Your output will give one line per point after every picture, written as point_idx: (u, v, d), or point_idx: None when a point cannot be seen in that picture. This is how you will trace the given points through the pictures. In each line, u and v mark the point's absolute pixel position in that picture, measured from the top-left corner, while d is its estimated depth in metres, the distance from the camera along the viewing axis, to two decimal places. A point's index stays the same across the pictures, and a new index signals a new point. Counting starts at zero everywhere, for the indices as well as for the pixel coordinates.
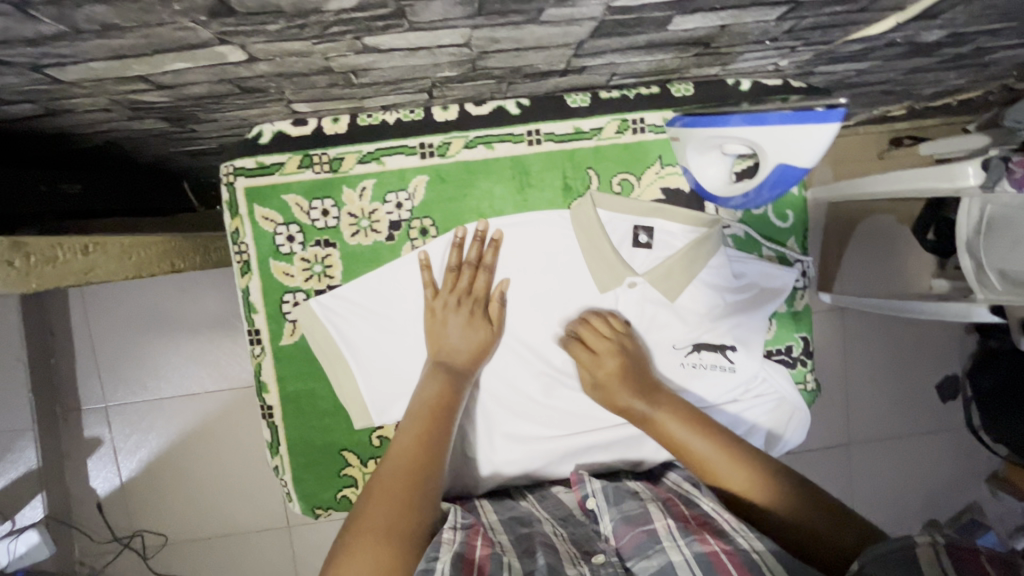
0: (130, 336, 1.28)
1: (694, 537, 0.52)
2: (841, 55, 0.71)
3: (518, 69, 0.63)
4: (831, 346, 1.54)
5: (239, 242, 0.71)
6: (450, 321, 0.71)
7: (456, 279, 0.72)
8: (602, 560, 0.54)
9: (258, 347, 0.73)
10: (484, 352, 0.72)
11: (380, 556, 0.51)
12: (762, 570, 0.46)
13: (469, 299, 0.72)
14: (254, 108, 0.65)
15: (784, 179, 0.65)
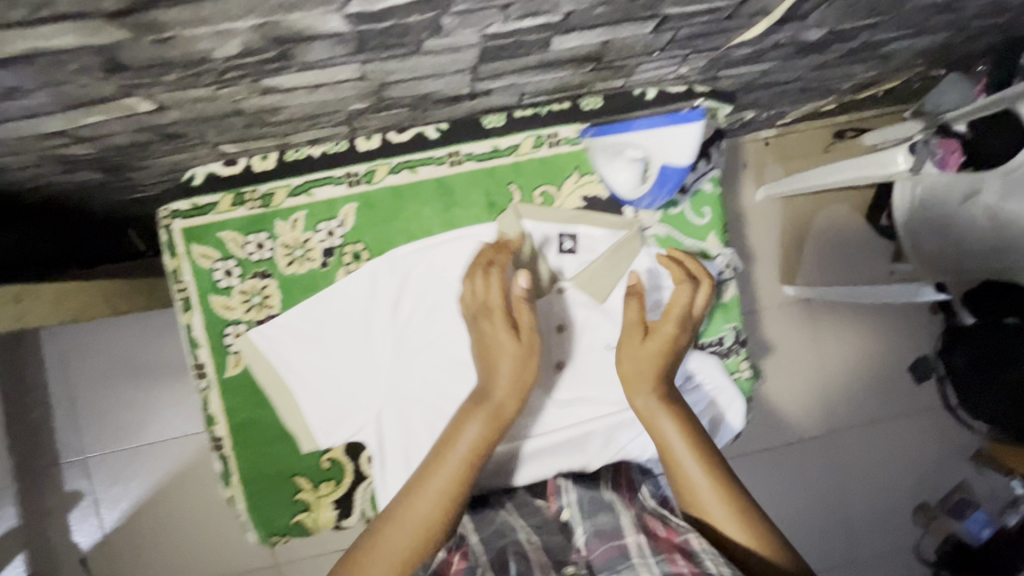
0: (105, 384, 1.28)
1: (663, 557, 0.56)
2: (735, 59, 0.76)
3: (426, 96, 0.67)
4: (802, 338, 1.56)
5: (179, 280, 0.74)
6: (492, 332, 0.66)
7: (477, 285, 0.69)
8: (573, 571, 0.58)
9: (203, 380, 0.75)
10: (527, 372, 0.66)
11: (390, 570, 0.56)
12: None
13: (485, 306, 0.68)
14: (182, 153, 0.69)
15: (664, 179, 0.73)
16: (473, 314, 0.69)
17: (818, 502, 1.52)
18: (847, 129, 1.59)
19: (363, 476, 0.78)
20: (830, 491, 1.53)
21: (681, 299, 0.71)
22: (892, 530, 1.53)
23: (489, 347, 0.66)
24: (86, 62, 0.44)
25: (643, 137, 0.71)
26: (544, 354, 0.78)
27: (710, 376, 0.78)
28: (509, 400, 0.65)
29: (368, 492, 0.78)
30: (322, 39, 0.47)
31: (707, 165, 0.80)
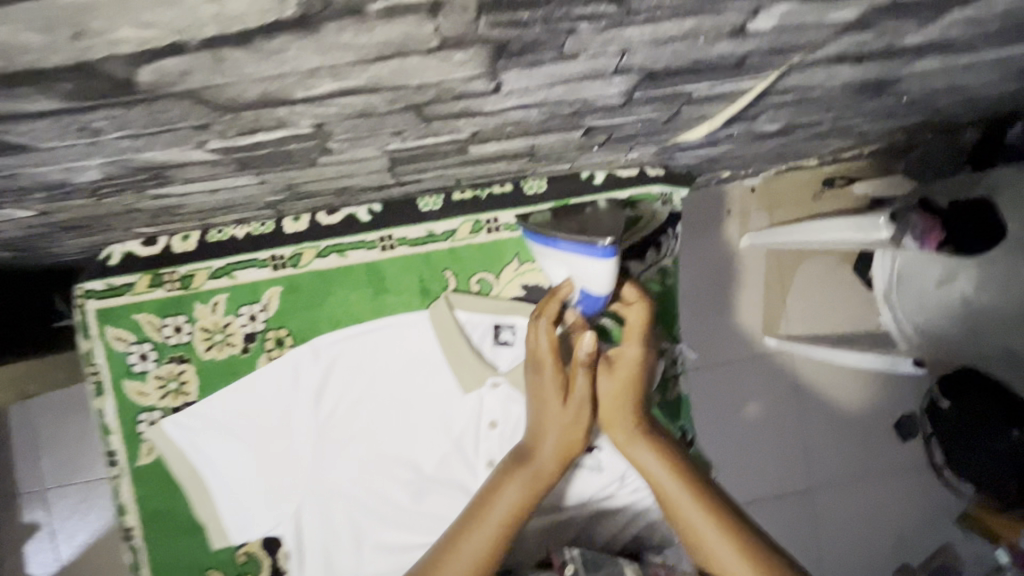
0: None
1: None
2: (688, 146, 0.71)
3: (347, 188, 0.63)
4: (778, 415, 1.32)
5: (92, 363, 0.71)
6: (537, 392, 0.64)
7: (532, 335, 0.65)
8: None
9: (115, 468, 0.71)
10: (573, 442, 0.64)
11: None
12: None
13: (537, 361, 0.64)
14: (93, 238, 0.65)
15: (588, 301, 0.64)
16: (533, 364, 0.65)
17: None
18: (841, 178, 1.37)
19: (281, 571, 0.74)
20: None
21: (634, 317, 0.66)
22: None
23: (537, 408, 0.64)
24: None
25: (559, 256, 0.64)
26: (476, 451, 0.74)
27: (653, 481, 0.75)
28: (551, 468, 0.63)
29: None
30: (195, 164, 0.43)
31: (656, 256, 0.77)
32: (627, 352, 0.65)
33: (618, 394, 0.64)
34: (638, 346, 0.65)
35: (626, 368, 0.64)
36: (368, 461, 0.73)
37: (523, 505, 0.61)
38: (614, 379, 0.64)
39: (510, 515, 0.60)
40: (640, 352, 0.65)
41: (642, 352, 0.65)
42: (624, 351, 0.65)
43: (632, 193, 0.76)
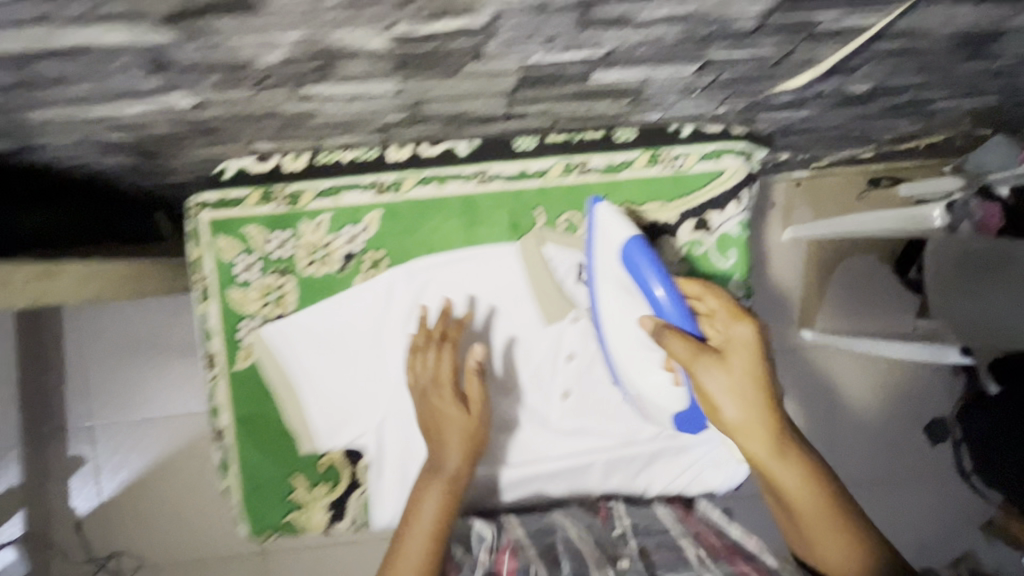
0: (107, 352, 1.32)
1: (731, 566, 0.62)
2: (775, 105, 0.75)
3: (461, 114, 0.67)
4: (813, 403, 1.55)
5: (199, 269, 0.75)
6: (436, 407, 0.73)
7: (422, 360, 0.74)
8: (627, 566, 0.64)
9: (212, 370, 0.76)
10: (472, 439, 0.72)
11: None
12: None
13: (432, 381, 0.73)
14: (216, 147, 0.70)
15: (637, 263, 0.67)
16: (418, 389, 0.74)
17: None
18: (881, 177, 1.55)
19: (357, 484, 0.78)
20: None
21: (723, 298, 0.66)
22: None
23: (438, 419, 0.72)
24: (136, 59, 0.45)
25: (600, 261, 0.72)
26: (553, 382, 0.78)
27: (717, 424, 0.79)
28: (462, 467, 0.71)
29: (362, 500, 0.78)
30: (364, 56, 0.48)
31: (736, 208, 0.79)
32: (739, 333, 0.61)
33: (745, 387, 0.59)
34: (749, 324, 0.62)
35: (744, 356, 0.60)
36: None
37: (448, 503, 0.68)
38: (737, 369, 0.59)
39: (439, 516, 0.67)
40: (756, 329, 0.61)
41: (757, 329, 0.62)
42: (738, 331, 0.61)
43: (718, 146, 0.78)
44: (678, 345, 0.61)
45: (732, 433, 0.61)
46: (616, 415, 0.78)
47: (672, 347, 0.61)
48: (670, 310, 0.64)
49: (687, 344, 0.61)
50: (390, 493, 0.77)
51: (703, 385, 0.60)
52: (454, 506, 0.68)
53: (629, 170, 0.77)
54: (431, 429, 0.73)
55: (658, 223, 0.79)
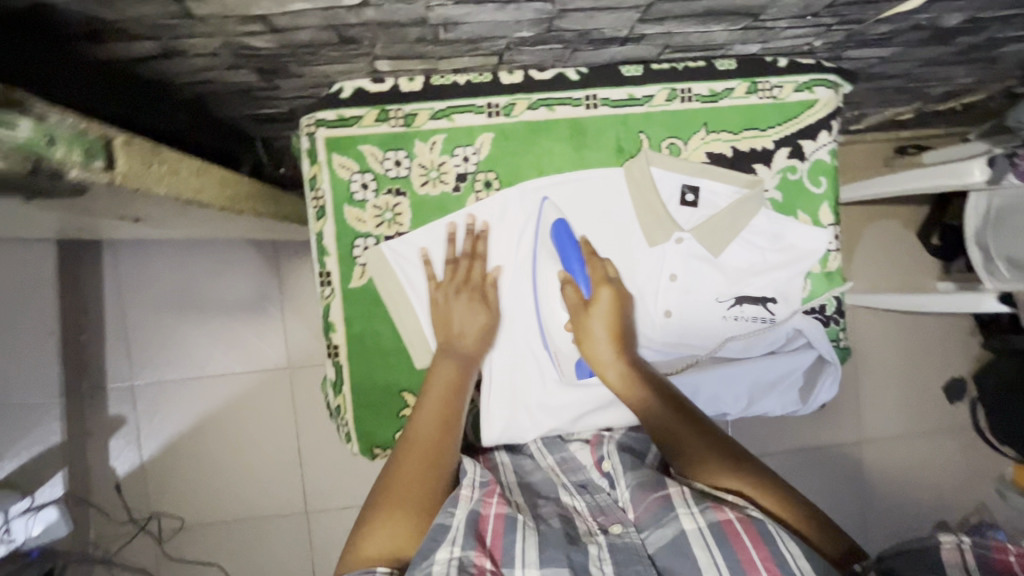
0: (174, 319, 1.56)
1: (707, 506, 0.62)
2: (869, 38, 0.79)
3: (586, 34, 0.70)
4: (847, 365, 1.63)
5: (317, 188, 0.78)
6: (462, 307, 0.78)
7: (453, 270, 0.79)
8: (619, 531, 0.64)
9: (329, 288, 0.79)
10: (489, 334, 0.79)
11: (397, 526, 0.61)
12: (770, 538, 0.57)
13: (467, 288, 0.79)
14: (342, 62, 0.71)
15: (565, 243, 0.79)
16: (443, 294, 0.79)
17: (839, 505, 1.57)
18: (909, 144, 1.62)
19: (468, 400, 0.83)
20: (852, 495, 1.59)
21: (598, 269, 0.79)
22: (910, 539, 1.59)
23: (463, 320, 0.78)
24: None
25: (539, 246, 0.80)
26: (656, 301, 0.83)
27: (815, 341, 0.81)
28: (476, 355, 0.78)
29: (472, 415, 0.83)
30: None
31: (827, 136, 0.84)
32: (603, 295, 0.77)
33: (608, 329, 0.76)
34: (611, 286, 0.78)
35: (606, 308, 0.77)
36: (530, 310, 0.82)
37: (459, 385, 0.75)
38: (599, 317, 0.76)
39: (451, 389, 0.74)
40: (616, 291, 0.78)
41: (617, 292, 0.78)
42: (600, 292, 0.77)
43: (811, 78, 0.82)
44: (570, 288, 0.77)
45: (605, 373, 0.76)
46: (716, 330, 0.83)
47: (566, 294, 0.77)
48: (576, 271, 0.78)
49: (576, 293, 0.77)
50: (500, 404, 0.82)
51: (576, 330, 0.77)
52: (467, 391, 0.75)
53: (729, 98, 0.81)
54: (450, 328, 0.78)
55: (757, 149, 0.83)
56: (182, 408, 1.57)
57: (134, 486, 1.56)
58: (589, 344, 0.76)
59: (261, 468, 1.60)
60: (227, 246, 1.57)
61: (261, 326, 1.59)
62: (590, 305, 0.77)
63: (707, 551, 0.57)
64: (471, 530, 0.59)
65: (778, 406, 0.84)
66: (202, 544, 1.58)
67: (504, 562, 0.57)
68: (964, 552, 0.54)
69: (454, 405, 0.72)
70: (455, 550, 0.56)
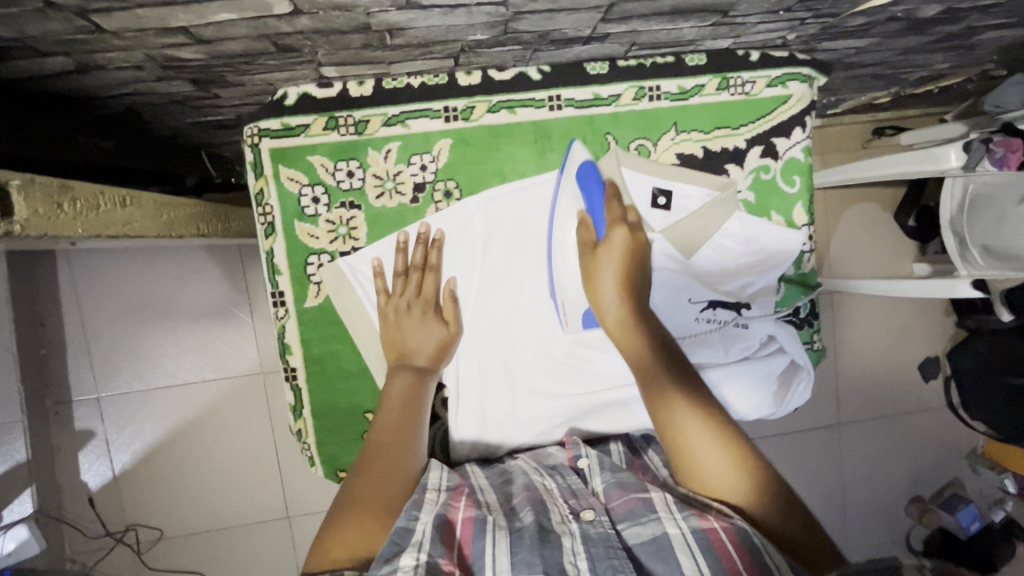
0: (138, 329, 1.52)
1: (690, 513, 0.58)
2: (844, 30, 0.76)
3: (546, 35, 0.65)
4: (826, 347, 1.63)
5: (264, 203, 0.73)
6: (415, 320, 0.74)
7: (404, 283, 0.75)
8: (591, 518, 0.60)
9: (282, 309, 0.75)
10: (447, 347, 0.76)
11: (367, 522, 0.59)
12: (756, 550, 0.54)
13: (420, 300, 0.75)
14: (283, 70, 0.66)
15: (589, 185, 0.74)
16: (394, 308, 0.74)
17: (815, 487, 1.61)
18: (887, 126, 1.59)
19: (437, 416, 0.81)
20: (828, 477, 1.62)
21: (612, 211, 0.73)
22: (884, 517, 1.63)
23: (418, 334, 0.74)
24: None
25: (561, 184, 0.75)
26: None
27: (788, 346, 0.78)
28: (434, 365, 0.75)
29: (441, 432, 0.81)
30: None
31: (802, 134, 0.81)
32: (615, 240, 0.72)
33: (614, 279, 0.71)
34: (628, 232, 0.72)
35: (617, 254, 0.71)
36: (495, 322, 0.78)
37: (417, 391, 0.72)
38: (608, 267, 0.71)
39: (410, 395, 0.71)
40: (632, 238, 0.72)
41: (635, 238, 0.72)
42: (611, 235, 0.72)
43: (786, 72, 0.79)
44: (583, 229, 0.73)
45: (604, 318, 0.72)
46: (688, 334, 0.80)
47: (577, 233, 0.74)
48: (596, 211, 0.73)
49: (590, 234, 0.73)
50: (468, 421, 0.79)
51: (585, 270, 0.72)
52: (427, 397, 0.72)
53: (699, 96, 0.78)
54: (406, 340, 0.74)
55: (728, 150, 0.80)
56: (153, 418, 1.53)
57: (107, 499, 1.53)
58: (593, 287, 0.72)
59: (239, 476, 1.57)
60: (191, 250, 1.50)
61: (232, 332, 1.54)
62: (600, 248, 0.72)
63: (692, 557, 0.54)
64: (438, 535, 0.55)
65: (755, 413, 0.80)
66: (182, 553, 1.56)
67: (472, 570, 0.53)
68: None
69: (414, 410, 0.70)
70: (421, 556, 0.52)
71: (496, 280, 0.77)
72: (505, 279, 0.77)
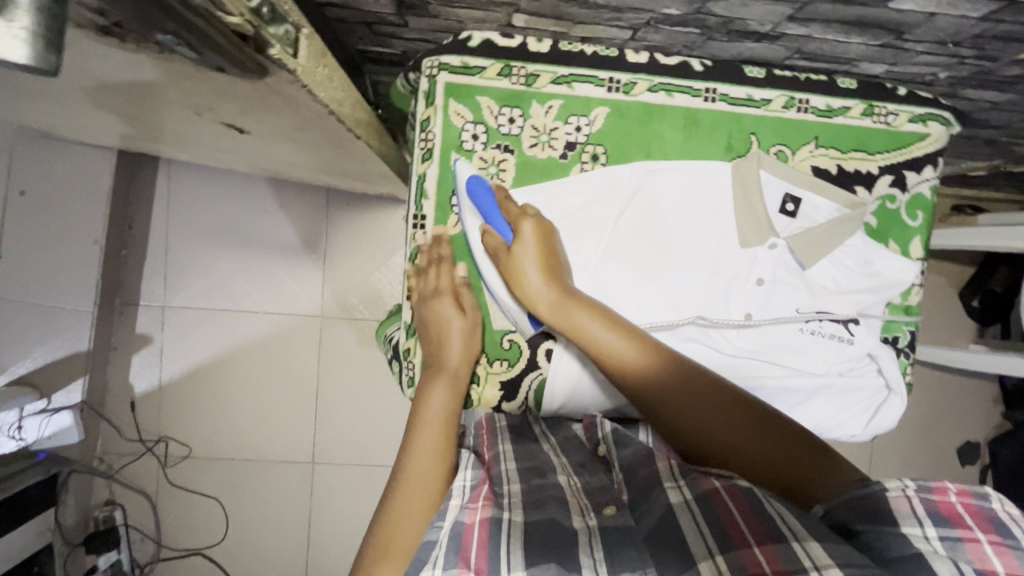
0: (213, 249, 1.56)
1: (695, 479, 0.56)
2: (994, 79, 0.79)
3: (729, 23, 0.69)
4: None
5: (428, 130, 0.79)
6: (439, 311, 0.78)
7: (425, 279, 0.81)
8: (612, 513, 0.58)
9: (421, 232, 0.82)
10: (466, 336, 0.78)
11: (409, 531, 0.58)
12: (759, 500, 0.50)
13: (437, 294, 0.79)
14: (482, 10, 0.71)
15: (479, 194, 0.75)
16: (420, 305, 0.80)
17: None
18: (967, 205, 1.59)
19: (535, 366, 0.83)
20: None
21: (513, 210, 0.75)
22: None
23: (439, 328, 0.78)
24: None
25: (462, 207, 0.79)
26: (739, 302, 0.82)
27: (886, 370, 0.82)
28: (462, 367, 0.77)
29: (537, 381, 0.83)
30: None
31: (932, 172, 0.84)
32: (527, 229, 0.72)
33: (538, 264, 0.71)
34: (533, 222, 0.73)
35: (531, 246, 0.71)
36: (612, 290, 0.79)
37: (451, 401, 0.73)
38: (528, 258, 0.71)
39: (444, 408, 0.72)
40: (539, 227, 0.73)
41: (541, 228, 0.73)
42: (521, 229, 0.72)
43: (928, 111, 0.82)
44: (490, 237, 0.73)
45: (540, 310, 0.70)
46: (795, 343, 0.82)
47: (485, 242, 0.74)
48: (494, 219, 0.74)
49: (499, 238, 0.73)
50: (565, 372, 0.82)
51: (507, 276, 0.72)
52: (456, 408, 0.73)
53: (844, 117, 0.81)
54: (433, 338, 0.78)
55: (861, 172, 0.83)
56: (206, 339, 1.57)
57: (148, 407, 1.57)
58: (520, 282, 0.71)
59: (274, 414, 1.58)
60: (284, 185, 1.56)
61: (299, 271, 1.57)
62: (513, 246, 0.72)
63: (692, 521, 0.51)
64: (455, 545, 0.51)
65: (840, 429, 0.83)
66: (202, 475, 1.57)
67: (489, 571, 0.49)
68: (912, 500, 0.46)
69: (446, 430, 0.70)
70: (436, 573, 0.48)
71: (621, 249, 0.80)
72: (627, 249, 0.80)
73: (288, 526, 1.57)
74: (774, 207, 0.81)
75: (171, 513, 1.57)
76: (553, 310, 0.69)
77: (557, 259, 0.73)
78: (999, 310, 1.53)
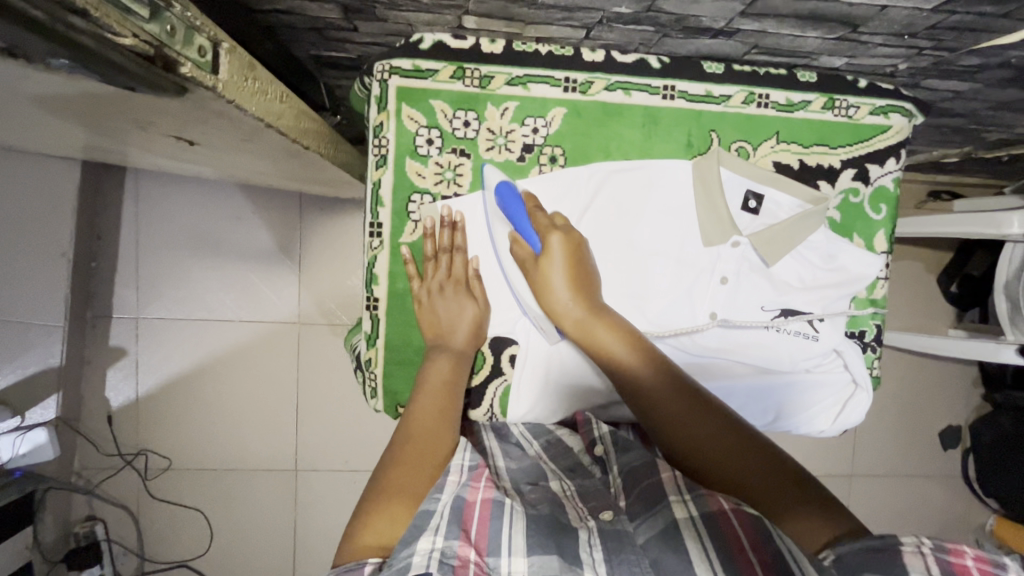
0: (185, 259, 1.54)
1: (702, 495, 0.57)
2: (955, 68, 0.78)
3: (682, 20, 0.68)
4: None
5: (381, 136, 0.78)
6: (447, 300, 0.78)
7: (434, 266, 0.79)
8: (610, 517, 0.59)
9: (378, 240, 0.80)
10: (476, 324, 0.79)
11: (418, 475, 0.62)
12: (772, 537, 0.50)
13: (451, 281, 0.78)
14: (430, 13, 0.69)
15: (509, 201, 0.76)
16: (427, 289, 0.78)
17: None
18: (943, 190, 1.59)
19: (499, 373, 0.82)
20: None
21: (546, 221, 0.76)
22: None
23: (448, 314, 0.77)
24: None
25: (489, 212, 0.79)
26: (703, 301, 0.81)
27: (851, 365, 0.82)
28: (468, 347, 0.78)
29: (501, 388, 0.82)
30: None
31: (895, 164, 0.84)
32: (557, 243, 0.74)
33: (567, 277, 0.74)
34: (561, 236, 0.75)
35: (560, 259, 0.74)
36: None
37: (454, 375, 0.75)
38: (555, 270, 0.74)
39: (448, 379, 0.74)
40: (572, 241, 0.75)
41: (572, 241, 0.75)
42: (550, 242, 0.74)
43: (889, 102, 0.82)
44: (519, 246, 0.76)
45: (564, 320, 0.74)
46: (758, 341, 0.82)
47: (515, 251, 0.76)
48: (523, 227, 0.75)
49: (528, 249, 0.75)
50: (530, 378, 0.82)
51: (535, 286, 0.75)
52: (459, 384, 0.75)
53: (804, 111, 0.81)
54: (434, 324, 0.77)
55: (823, 166, 0.83)
56: (182, 350, 1.55)
57: (125, 421, 1.55)
58: (550, 297, 0.74)
59: (254, 422, 1.56)
60: (255, 191, 1.53)
61: (275, 278, 1.55)
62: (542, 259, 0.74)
63: (698, 544, 0.52)
64: (455, 518, 0.53)
65: (806, 425, 0.83)
66: (184, 487, 1.56)
67: (489, 551, 0.51)
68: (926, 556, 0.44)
69: (451, 395, 0.72)
70: (437, 540, 0.50)
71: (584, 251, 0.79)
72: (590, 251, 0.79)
73: (272, 534, 1.56)
74: (734, 204, 0.80)
75: (154, 526, 1.56)
76: (577, 326, 0.73)
77: (589, 276, 0.75)
78: (975, 295, 1.54)
